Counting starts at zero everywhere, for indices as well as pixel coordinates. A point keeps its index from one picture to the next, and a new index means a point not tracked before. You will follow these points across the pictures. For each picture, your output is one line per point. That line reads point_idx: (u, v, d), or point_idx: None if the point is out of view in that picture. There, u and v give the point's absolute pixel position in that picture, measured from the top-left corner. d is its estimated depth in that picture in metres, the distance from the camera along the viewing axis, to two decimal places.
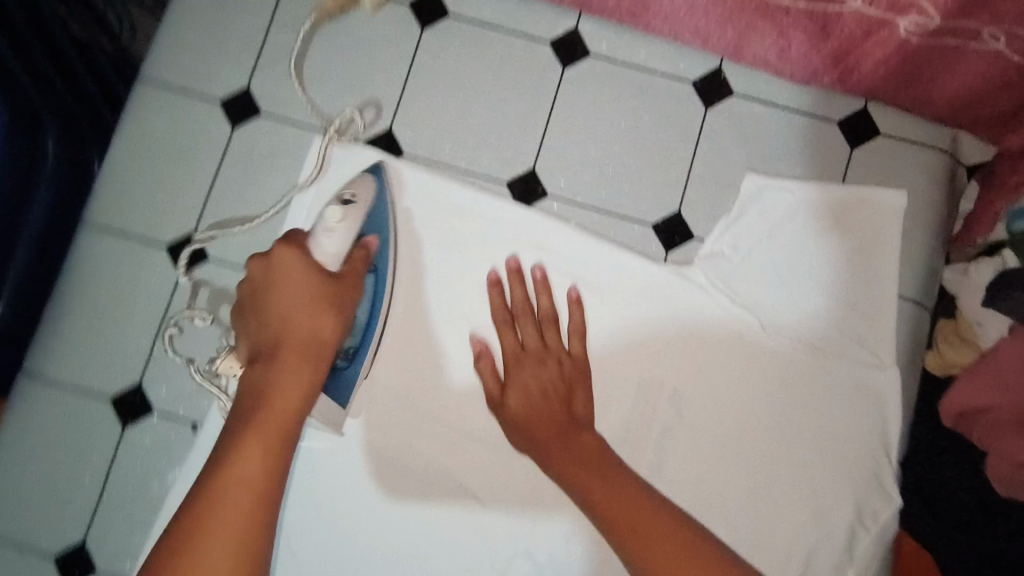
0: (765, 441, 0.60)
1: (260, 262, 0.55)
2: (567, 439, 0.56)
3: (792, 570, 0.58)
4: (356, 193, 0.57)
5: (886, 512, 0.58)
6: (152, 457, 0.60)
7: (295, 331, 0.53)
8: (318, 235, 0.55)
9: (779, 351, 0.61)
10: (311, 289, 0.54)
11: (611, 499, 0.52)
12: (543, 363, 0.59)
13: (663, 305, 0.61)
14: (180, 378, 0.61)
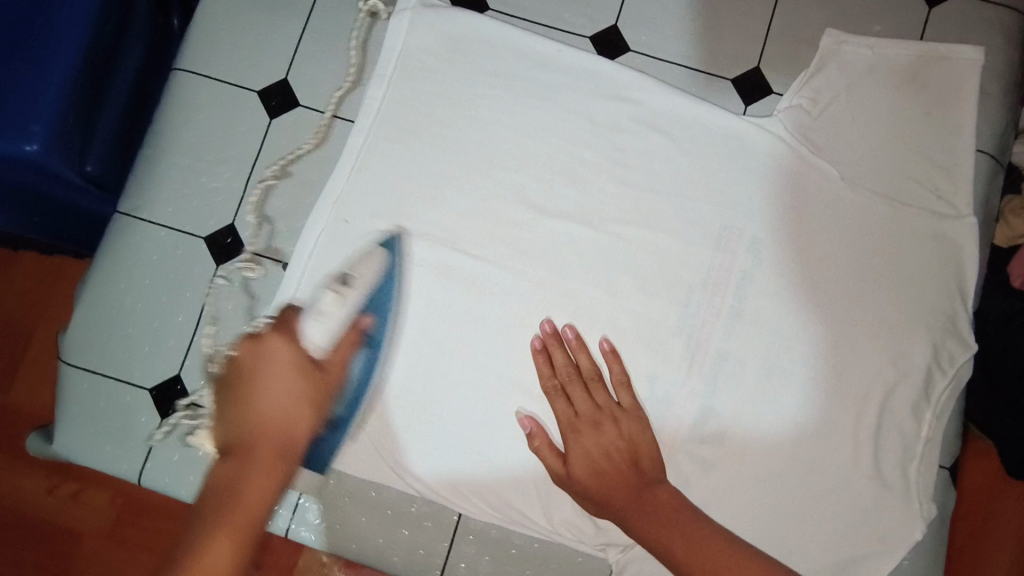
0: (844, 290, 0.60)
1: (250, 348, 0.53)
2: (642, 497, 0.55)
3: (870, 412, 0.59)
4: (357, 274, 0.58)
5: (961, 355, 0.60)
6: (243, 293, 0.61)
7: (274, 424, 0.49)
8: (307, 319, 0.55)
9: (859, 200, 0.61)
10: (294, 384, 0.51)
11: (703, 560, 0.52)
12: (599, 426, 0.57)
13: (743, 154, 0.62)
14: (271, 220, 0.62)
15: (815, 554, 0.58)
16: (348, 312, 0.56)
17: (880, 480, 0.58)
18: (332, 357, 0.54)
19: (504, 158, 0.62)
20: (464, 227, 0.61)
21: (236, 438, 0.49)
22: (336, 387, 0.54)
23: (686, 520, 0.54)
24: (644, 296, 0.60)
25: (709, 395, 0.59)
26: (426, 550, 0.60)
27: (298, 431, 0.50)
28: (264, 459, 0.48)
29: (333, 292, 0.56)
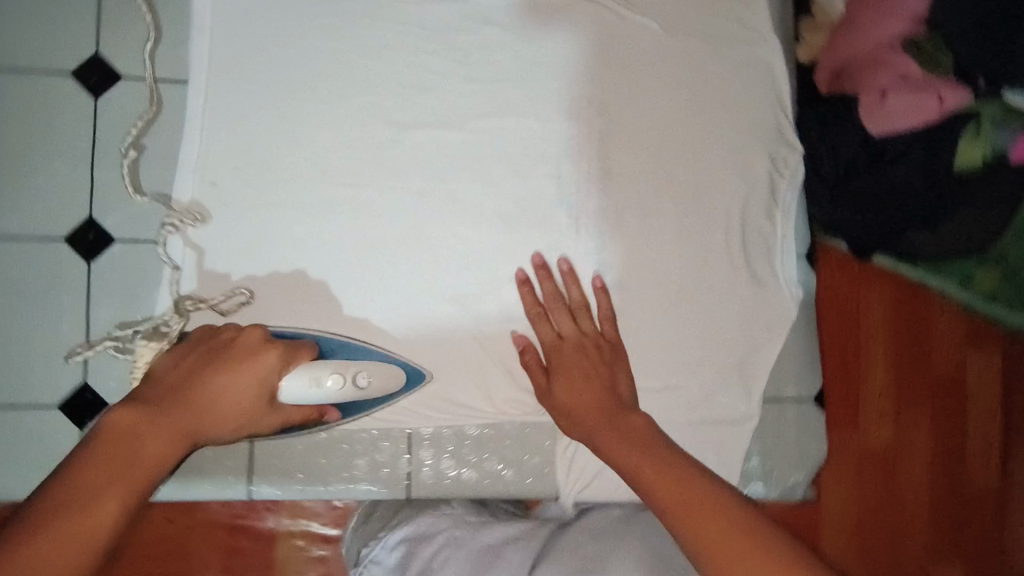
0: (689, 126, 0.68)
1: (252, 338, 0.54)
2: (614, 423, 0.58)
3: (733, 224, 0.67)
4: (372, 381, 0.58)
5: (790, 157, 0.70)
6: (127, 284, 0.61)
7: (207, 414, 0.51)
8: (300, 374, 0.54)
9: (679, 45, 0.68)
10: (242, 403, 0.53)
11: (679, 500, 0.51)
12: (582, 348, 0.62)
13: (571, 26, 0.66)
14: (132, 205, 0.62)
15: (722, 357, 0.66)
16: (336, 400, 0.56)
17: (754, 279, 0.67)
18: (285, 409, 0.55)
19: (351, 80, 0.63)
20: (333, 157, 0.62)
21: (170, 395, 0.51)
22: (266, 430, 0.55)
23: (650, 456, 0.55)
24: (519, 177, 0.65)
25: (600, 250, 0.65)
26: (392, 470, 0.64)
27: (217, 435, 0.52)
28: (176, 426, 0.50)
29: (339, 376, 0.55)
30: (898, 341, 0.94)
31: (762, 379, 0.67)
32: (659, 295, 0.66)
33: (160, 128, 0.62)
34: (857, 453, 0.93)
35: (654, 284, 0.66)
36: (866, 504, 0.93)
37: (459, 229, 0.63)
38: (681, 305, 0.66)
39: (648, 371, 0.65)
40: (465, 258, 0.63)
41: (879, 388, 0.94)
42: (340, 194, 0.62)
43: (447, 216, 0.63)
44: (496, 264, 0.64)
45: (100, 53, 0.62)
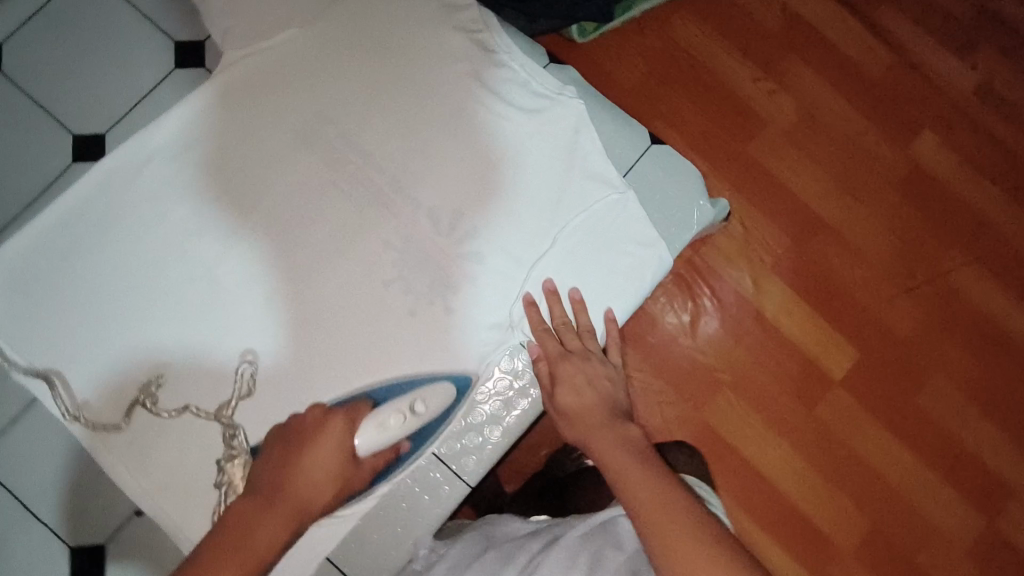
0: (388, 69, 0.73)
1: (316, 416, 0.61)
2: (610, 427, 0.61)
3: (483, 94, 0.73)
4: (422, 403, 0.64)
5: (474, 11, 0.75)
6: (142, 555, 0.67)
7: (306, 481, 0.56)
8: (371, 423, 0.61)
9: (324, 24, 0.73)
10: (337, 460, 0.58)
11: (651, 494, 0.53)
12: (588, 361, 0.67)
13: (243, 91, 0.71)
14: (89, 506, 0.67)
15: (568, 185, 0.72)
16: (403, 435, 0.62)
17: (531, 111, 0.73)
18: (366, 464, 0.61)
19: (147, 268, 0.68)
20: (191, 328, 0.67)
21: (279, 481, 0.55)
22: (353, 485, 0.61)
23: (633, 462, 0.56)
24: (318, 222, 0.70)
25: (420, 208, 0.71)
26: (448, 481, 0.69)
27: (321, 497, 0.56)
28: (287, 501, 0.54)
29: (399, 412, 0.62)
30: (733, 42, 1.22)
31: (606, 164, 0.73)
32: (483, 188, 0.71)
33: (104, 376, 0.67)
34: (776, 132, 1.22)
35: (473, 184, 0.71)
36: (821, 162, 1.21)
37: (316, 298, 0.69)
38: (503, 176, 0.71)
39: (530, 239, 0.71)
40: (341, 303, 0.69)
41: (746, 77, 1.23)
42: (216, 360, 0.67)
43: (303, 292, 0.69)
44: (366, 285, 0.69)
45: None
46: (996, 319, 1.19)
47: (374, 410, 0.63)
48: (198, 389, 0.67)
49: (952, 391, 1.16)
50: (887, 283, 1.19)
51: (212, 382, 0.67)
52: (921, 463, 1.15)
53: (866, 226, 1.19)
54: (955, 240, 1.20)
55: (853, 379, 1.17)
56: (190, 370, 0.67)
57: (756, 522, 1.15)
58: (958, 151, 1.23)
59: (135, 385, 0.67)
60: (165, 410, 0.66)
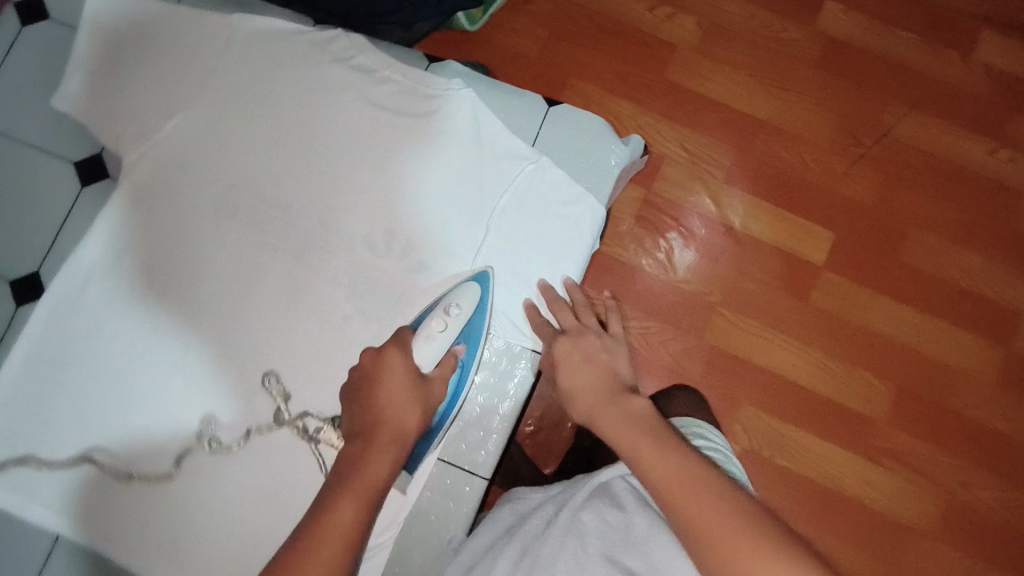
0: (282, 119, 0.74)
1: (370, 357, 0.63)
2: (620, 401, 0.62)
3: (379, 115, 0.74)
4: (455, 305, 0.67)
5: (344, 39, 0.77)
6: None
7: (393, 414, 0.59)
8: (421, 338, 0.65)
9: (207, 97, 0.74)
10: (409, 384, 0.61)
11: (665, 466, 0.53)
12: (584, 337, 0.69)
13: (154, 186, 0.73)
14: None
15: (486, 172, 0.74)
16: (452, 337, 0.66)
17: (426, 114, 0.74)
18: (437, 375, 0.64)
19: (124, 373, 0.70)
20: (198, 394, 0.70)
21: (370, 422, 0.58)
22: (437, 396, 0.64)
23: (644, 436, 0.57)
24: (265, 285, 0.72)
25: (355, 240, 0.73)
26: (466, 481, 0.72)
27: (414, 423, 0.60)
28: (385, 438, 0.58)
29: (438, 319, 0.66)
30: None
31: (513, 140, 0.74)
32: (407, 199, 0.73)
33: (152, 440, 0.69)
34: (690, 50, 1.29)
35: (396, 200, 0.73)
36: (743, 65, 1.28)
37: (287, 356, 0.71)
38: (422, 183, 0.73)
39: (466, 232, 0.73)
40: (311, 349, 0.71)
41: (646, 7, 1.30)
42: (213, 443, 0.69)
43: (274, 354, 0.71)
44: (328, 327, 0.71)
45: None
46: (949, 154, 1.26)
47: (415, 330, 0.66)
48: (248, 412, 0.70)
49: (930, 234, 1.24)
50: (839, 155, 1.26)
51: (257, 403, 0.70)
52: (915, 311, 1.22)
53: (802, 111, 1.27)
54: (890, 95, 1.27)
55: (837, 255, 1.24)
56: (234, 396, 0.70)
57: (783, 420, 1.20)
58: (866, 12, 1.29)
59: (187, 436, 0.70)
60: (231, 445, 0.70)
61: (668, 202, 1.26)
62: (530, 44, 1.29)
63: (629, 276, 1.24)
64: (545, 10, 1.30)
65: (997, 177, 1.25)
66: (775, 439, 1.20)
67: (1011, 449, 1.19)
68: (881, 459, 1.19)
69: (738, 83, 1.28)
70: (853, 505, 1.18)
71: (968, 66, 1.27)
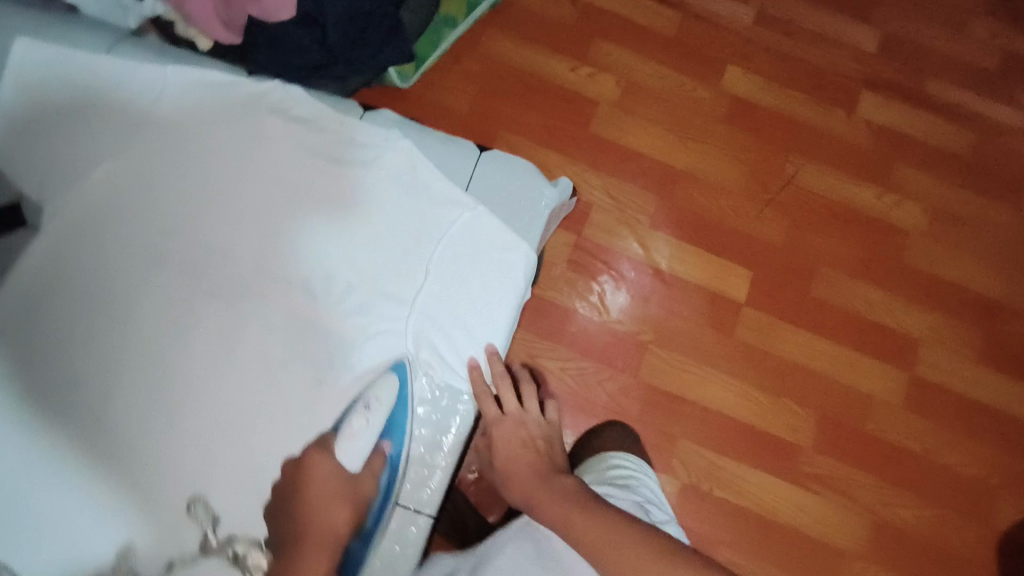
0: (216, 166, 0.74)
1: (292, 469, 0.68)
2: (552, 483, 0.76)
3: (315, 161, 0.76)
4: (371, 400, 0.70)
5: (280, 90, 0.79)
6: None
7: (322, 516, 0.68)
8: (342, 439, 0.69)
9: (138, 145, 0.73)
10: (337, 492, 0.68)
11: (593, 529, 0.68)
12: (523, 424, 0.81)
13: (79, 235, 0.71)
14: None
15: (422, 215, 0.76)
16: (374, 433, 0.70)
17: (364, 162, 0.76)
18: (363, 474, 0.69)
19: (38, 438, 0.67)
20: (121, 458, 0.67)
21: (304, 534, 0.67)
22: (363, 496, 0.69)
23: (575, 506, 0.71)
24: (197, 333, 0.70)
25: (292, 284, 0.72)
26: (410, 520, 0.71)
27: (341, 521, 0.68)
28: (313, 544, 0.67)
29: (356, 416, 0.69)
30: (546, 42, 1.40)
31: (449, 185, 0.77)
32: (344, 245, 0.74)
33: (67, 555, 0.65)
34: (610, 107, 1.39)
35: (334, 246, 0.74)
36: (658, 120, 1.39)
37: (221, 404, 0.69)
38: (360, 227, 0.74)
39: (405, 275, 0.74)
40: (245, 399, 0.69)
41: (568, 68, 1.39)
42: (144, 501, 0.67)
43: (207, 404, 0.69)
44: (263, 374, 0.70)
45: None
46: (845, 199, 1.39)
47: (337, 428, 0.69)
48: (170, 538, 0.66)
49: (837, 272, 1.36)
50: (751, 202, 1.37)
51: (178, 531, 0.67)
52: (828, 342, 1.32)
53: (713, 161, 1.38)
54: (790, 148, 1.41)
55: (755, 292, 1.33)
56: (152, 485, 0.67)
57: (717, 452, 1.25)
58: (764, 75, 1.44)
59: (104, 558, 0.65)
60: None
61: (599, 247, 1.32)
62: (459, 100, 1.36)
63: (565, 319, 1.28)
64: (473, 69, 1.37)
65: (890, 219, 1.39)
66: (711, 472, 1.24)
67: (923, 467, 1.27)
68: (811, 485, 1.25)
69: (657, 137, 1.38)
70: (790, 532, 1.23)
71: (853, 121, 1.43)
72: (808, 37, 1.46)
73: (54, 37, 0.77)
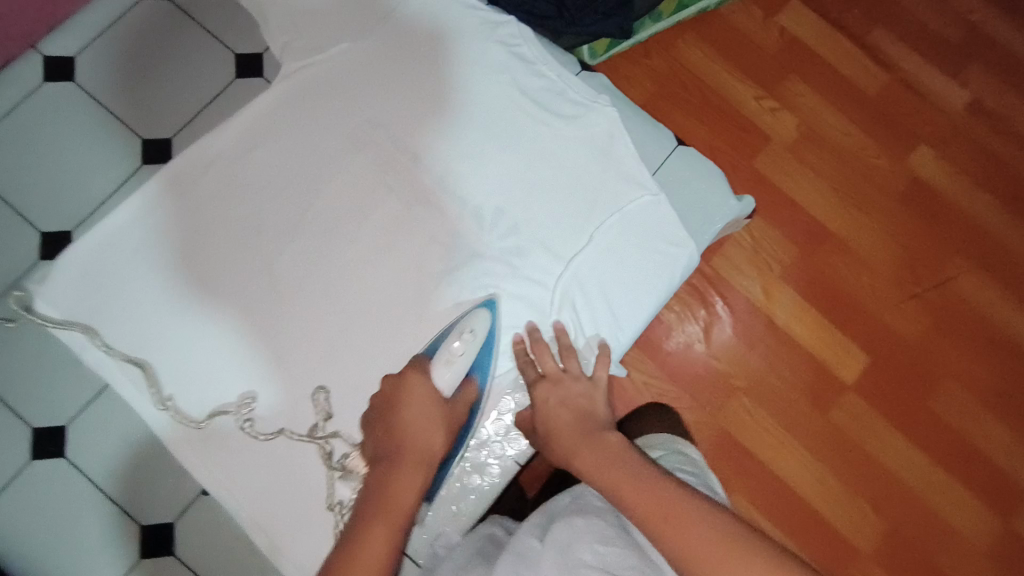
0: (434, 77, 0.77)
1: (390, 381, 0.66)
2: (594, 441, 0.63)
3: (521, 101, 0.78)
4: (472, 328, 0.69)
5: (513, 26, 0.81)
6: (207, 530, 0.71)
7: (418, 436, 0.63)
8: (440, 364, 0.67)
9: (374, 37, 0.78)
10: (433, 412, 0.65)
11: (642, 497, 0.55)
12: (561, 382, 0.69)
13: (300, 98, 0.76)
14: (152, 487, 0.71)
15: (604, 184, 0.76)
16: (468, 362, 0.69)
17: (568, 118, 0.78)
18: (457, 399, 0.68)
19: (211, 262, 0.73)
20: (270, 305, 0.72)
21: (395, 448, 0.62)
22: (456, 418, 0.67)
23: (622, 470, 0.59)
24: (369, 220, 0.75)
25: (465, 205, 0.75)
26: (497, 456, 0.73)
27: (437, 446, 0.63)
28: (410, 458, 0.61)
29: (452, 343, 0.68)
30: (740, 63, 1.36)
31: (640, 165, 0.77)
32: (524, 187, 0.76)
33: (191, 387, 0.71)
34: (783, 146, 1.33)
35: (516, 184, 0.76)
36: (827, 175, 1.33)
37: (371, 292, 0.73)
38: (545, 176, 0.76)
39: (570, 233, 0.75)
40: (390, 295, 0.73)
41: (754, 96, 1.35)
42: (280, 351, 0.72)
43: (356, 286, 0.73)
44: (414, 277, 0.74)
45: (38, 424, 0.70)
46: (998, 319, 1.28)
47: (433, 354, 0.68)
48: (292, 409, 0.71)
49: (962, 390, 1.26)
50: (896, 290, 1.29)
51: (295, 412, 0.71)
52: (925, 455, 1.23)
53: (870, 235, 1.31)
54: (958, 248, 1.31)
55: (865, 378, 1.26)
56: (288, 337, 0.72)
57: (769, 520, 1.21)
58: (956, 165, 1.34)
59: (234, 393, 0.71)
60: (263, 433, 0.70)
61: (720, 277, 1.28)
62: (635, 91, 1.35)
63: (662, 336, 1.26)
64: (660, 66, 1.36)
65: None
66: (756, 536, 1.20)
67: None
68: None
69: (821, 191, 1.32)
70: None
71: None
72: (1018, 142, 1.34)
73: None
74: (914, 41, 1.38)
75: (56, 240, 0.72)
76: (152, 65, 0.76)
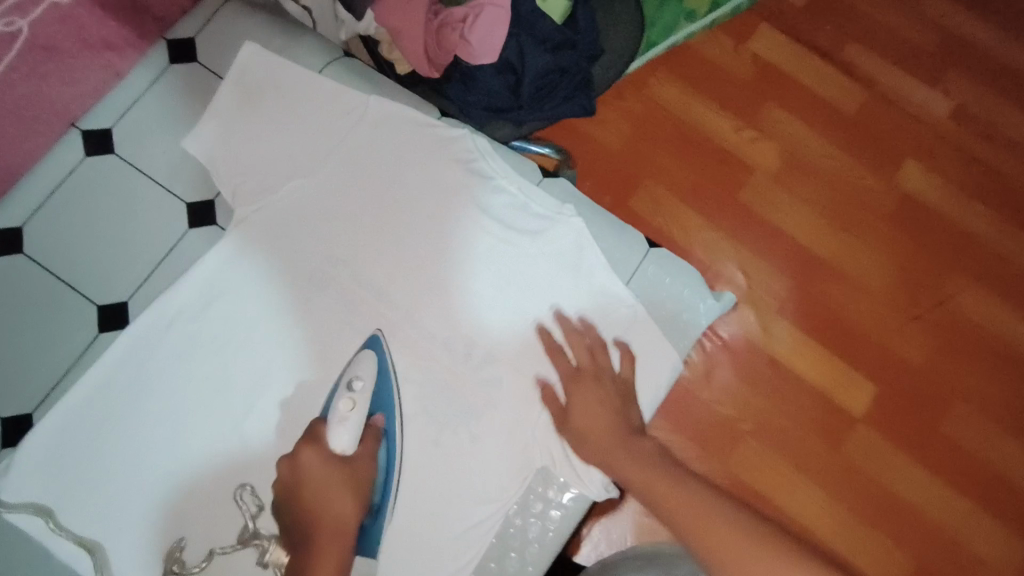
0: (390, 208, 0.75)
1: (286, 465, 0.64)
2: (626, 446, 0.66)
3: (479, 220, 0.75)
4: (356, 376, 0.67)
5: (469, 139, 0.77)
6: None
7: (329, 505, 0.61)
8: (334, 426, 0.64)
9: (325, 168, 0.76)
10: (337, 478, 0.63)
11: (682, 506, 0.60)
12: (595, 380, 0.69)
13: (256, 244, 0.74)
14: None
15: (574, 299, 0.74)
16: (364, 412, 0.66)
17: (532, 233, 0.75)
18: (359, 456, 0.65)
19: (176, 428, 0.70)
20: (239, 465, 0.70)
21: (305, 536, 0.60)
22: (365, 475, 0.65)
23: (657, 474, 0.64)
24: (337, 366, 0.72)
25: (435, 338, 0.73)
26: None
27: (349, 511, 0.62)
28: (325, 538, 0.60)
29: (342, 399, 0.65)
30: (711, 92, 1.20)
31: (613, 277, 0.73)
32: (493, 312, 0.73)
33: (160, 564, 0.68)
34: (768, 177, 1.17)
35: (483, 311, 0.73)
36: (815, 200, 1.16)
37: None
38: (514, 297, 0.74)
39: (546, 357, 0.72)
40: None
41: (731, 128, 1.18)
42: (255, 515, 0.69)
43: None
44: None
45: None
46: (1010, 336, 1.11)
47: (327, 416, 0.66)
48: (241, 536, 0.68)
49: (990, 424, 1.07)
50: (893, 312, 1.12)
51: (228, 519, 0.68)
52: (965, 499, 1.05)
53: (864, 257, 1.14)
54: (960, 266, 1.13)
55: (876, 411, 1.08)
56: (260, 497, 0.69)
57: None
58: (949, 179, 1.17)
59: (196, 517, 0.69)
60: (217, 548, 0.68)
61: None
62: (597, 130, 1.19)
63: None
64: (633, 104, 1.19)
65: None
66: None
67: None
68: None
69: (805, 211, 1.15)
70: None
71: None
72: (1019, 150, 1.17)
73: (277, 45, 0.78)
74: (894, 45, 1.22)
75: (17, 426, 0.70)
76: (101, 226, 0.74)
